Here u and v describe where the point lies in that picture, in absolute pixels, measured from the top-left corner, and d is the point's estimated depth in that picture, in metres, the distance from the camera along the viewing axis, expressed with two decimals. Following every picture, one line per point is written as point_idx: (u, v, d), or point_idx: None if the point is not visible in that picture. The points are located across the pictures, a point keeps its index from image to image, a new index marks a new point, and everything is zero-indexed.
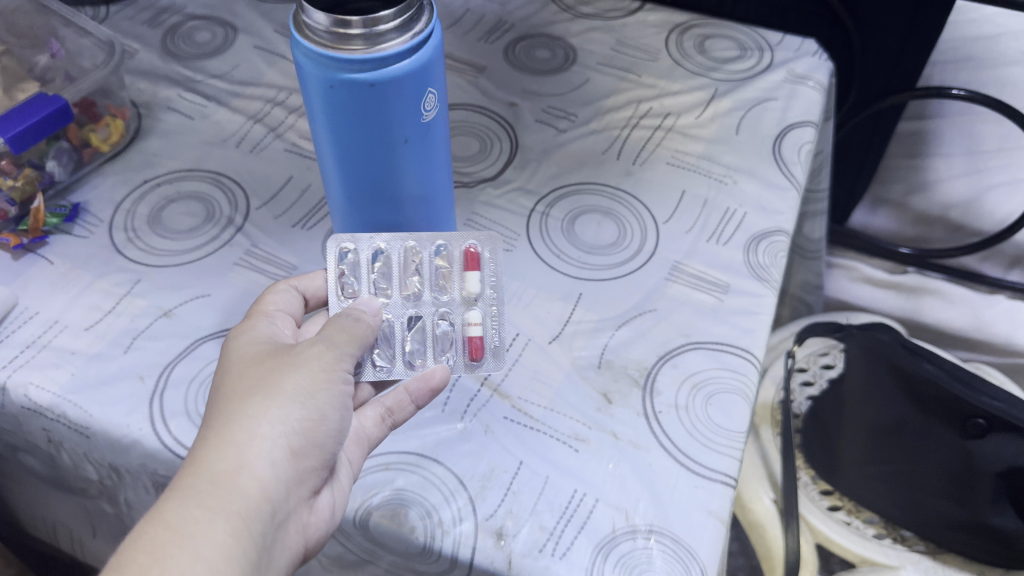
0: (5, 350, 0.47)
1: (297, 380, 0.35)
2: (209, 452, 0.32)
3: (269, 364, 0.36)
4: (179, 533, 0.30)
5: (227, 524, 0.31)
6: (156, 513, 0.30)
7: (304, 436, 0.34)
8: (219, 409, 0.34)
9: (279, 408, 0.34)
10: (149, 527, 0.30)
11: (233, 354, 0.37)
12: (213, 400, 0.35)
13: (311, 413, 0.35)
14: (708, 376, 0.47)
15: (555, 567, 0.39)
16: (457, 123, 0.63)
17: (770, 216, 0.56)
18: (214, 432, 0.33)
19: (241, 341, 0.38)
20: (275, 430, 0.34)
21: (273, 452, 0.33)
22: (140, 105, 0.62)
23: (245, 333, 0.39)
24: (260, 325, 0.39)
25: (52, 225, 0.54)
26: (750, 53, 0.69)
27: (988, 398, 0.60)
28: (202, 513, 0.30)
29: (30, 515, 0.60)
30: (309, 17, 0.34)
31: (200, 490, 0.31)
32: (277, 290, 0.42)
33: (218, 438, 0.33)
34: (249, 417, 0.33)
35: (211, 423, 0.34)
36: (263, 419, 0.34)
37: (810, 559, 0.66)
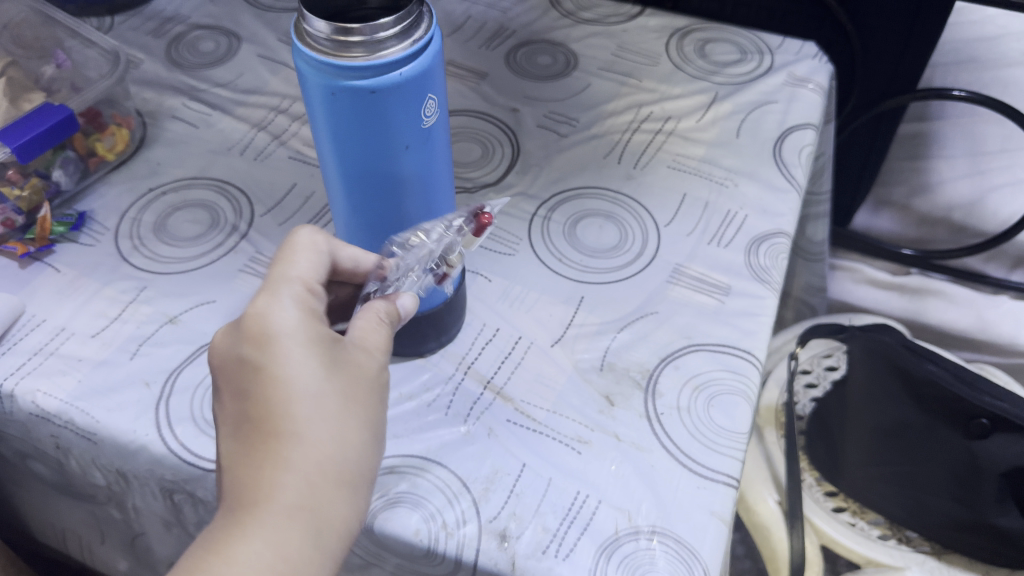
0: (14, 358, 0.47)
1: (373, 409, 0.37)
2: (308, 481, 0.33)
3: (351, 382, 0.36)
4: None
5: (333, 554, 0.33)
6: (278, 537, 0.31)
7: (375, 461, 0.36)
8: (307, 425, 0.34)
9: (362, 438, 0.36)
10: (275, 551, 0.31)
11: (293, 337, 0.36)
12: (288, 401, 0.34)
13: (379, 441, 0.37)
14: (710, 377, 0.47)
15: (558, 568, 0.39)
16: (459, 129, 0.63)
17: (771, 219, 0.56)
18: (308, 454, 0.34)
19: (293, 320, 0.36)
20: (362, 462, 0.35)
21: (358, 483, 0.35)
22: (145, 115, 0.63)
23: (301, 313, 0.37)
24: (305, 301, 0.38)
25: (59, 233, 0.54)
26: (750, 57, 0.69)
27: (992, 398, 0.59)
28: (320, 556, 0.32)
29: (40, 522, 0.60)
30: (311, 25, 0.35)
31: (313, 529, 0.32)
32: (311, 254, 0.39)
33: (322, 468, 0.34)
34: (341, 444, 0.35)
35: (296, 437, 0.34)
36: (352, 448, 0.35)
37: (815, 560, 0.66)
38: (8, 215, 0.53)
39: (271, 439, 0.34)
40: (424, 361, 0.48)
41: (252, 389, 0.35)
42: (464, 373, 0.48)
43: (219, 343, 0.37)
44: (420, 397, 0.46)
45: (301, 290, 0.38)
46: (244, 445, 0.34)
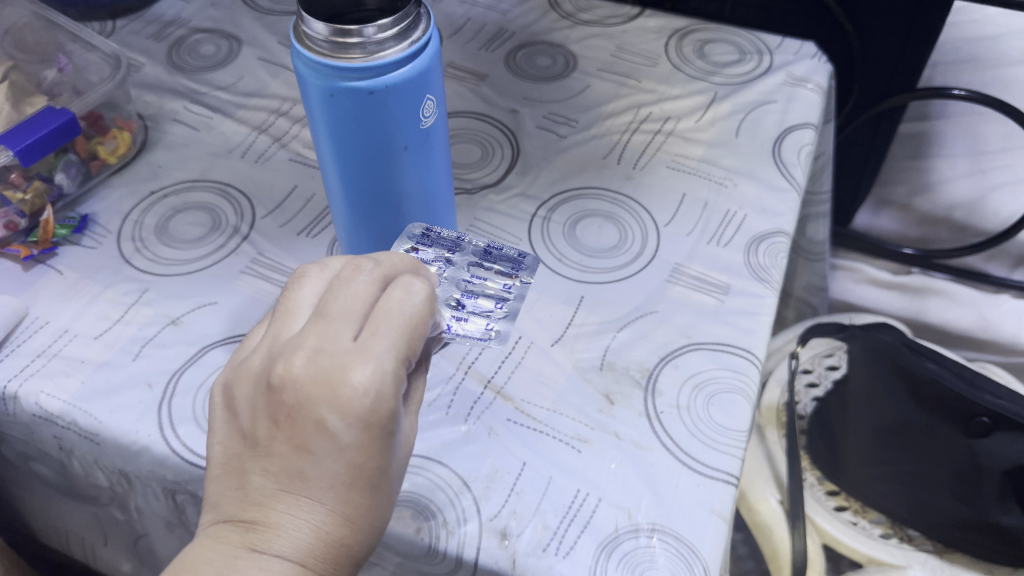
0: (17, 360, 0.48)
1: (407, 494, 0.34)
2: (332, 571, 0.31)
3: (402, 470, 0.34)
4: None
5: None
6: None
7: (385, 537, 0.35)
8: (358, 515, 0.31)
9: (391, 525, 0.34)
10: None
11: (391, 417, 0.31)
12: (353, 483, 0.31)
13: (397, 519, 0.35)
14: (709, 376, 0.47)
15: (558, 566, 0.39)
16: (459, 130, 0.63)
17: (770, 218, 0.56)
18: (346, 545, 0.31)
19: (394, 395, 0.31)
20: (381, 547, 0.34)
21: (365, 568, 0.33)
22: (146, 118, 0.63)
23: (394, 386, 0.31)
24: (398, 365, 0.32)
25: (62, 236, 0.54)
26: (749, 57, 0.69)
27: (992, 396, 0.60)
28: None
29: (43, 524, 0.61)
30: (309, 27, 0.35)
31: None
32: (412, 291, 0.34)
33: (348, 557, 0.31)
34: (375, 535, 0.32)
35: (340, 523, 0.31)
36: (377, 535, 0.33)
37: (818, 560, 0.66)
38: (12, 218, 0.53)
39: (316, 514, 0.30)
40: None
41: (320, 449, 0.30)
42: (464, 373, 0.48)
43: (292, 364, 0.31)
44: (420, 397, 0.46)
45: (393, 346, 0.32)
46: (283, 496, 0.30)
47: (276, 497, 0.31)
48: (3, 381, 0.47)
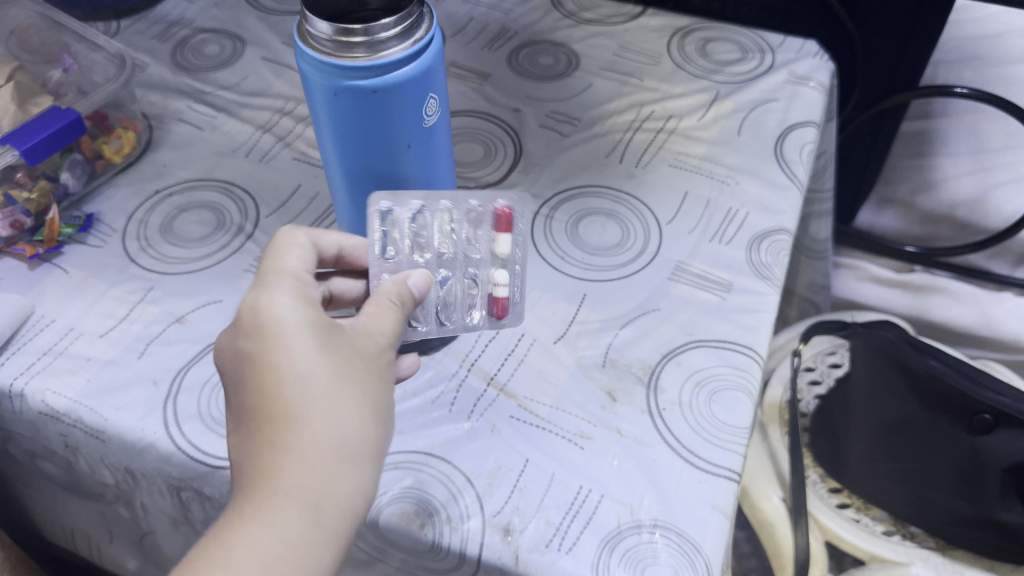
0: (23, 358, 0.48)
1: (378, 393, 0.36)
2: (311, 460, 0.32)
3: (356, 363, 0.35)
4: (300, 561, 0.31)
5: (332, 539, 0.32)
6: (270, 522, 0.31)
7: (383, 448, 0.36)
8: (308, 405, 0.33)
9: (370, 420, 0.35)
10: (263, 535, 0.30)
11: (298, 324, 0.36)
12: (285, 381, 0.34)
13: (387, 427, 0.36)
14: (711, 373, 0.47)
15: (561, 561, 0.39)
16: (461, 129, 0.64)
17: (772, 216, 0.57)
18: (308, 433, 0.33)
19: (290, 308, 0.36)
20: (369, 443, 0.35)
21: (375, 470, 0.35)
22: (151, 118, 0.63)
23: (289, 304, 0.36)
24: (293, 292, 0.37)
25: (67, 235, 0.55)
26: (751, 56, 0.69)
27: (993, 393, 0.60)
28: (319, 537, 0.32)
29: (50, 522, 0.61)
30: (313, 26, 0.35)
31: (313, 509, 0.32)
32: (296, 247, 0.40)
33: (316, 443, 0.33)
34: (344, 424, 0.34)
35: (295, 418, 0.33)
36: (364, 427, 0.34)
37: (820, 557, 0.67)
38: (18, 217, 0.53)
39: (271, 422, 0.33)
40: (427, 359, 0.49)
41: (250, 375, 0.35)
42: (467, 371, 0.48)
43: (219, 340, 0.37)
44: (423, 394, 0.47)
45: (286, 283, 0.37)
46: (246, 429, 0.34)
47: (242, 435, 0.34)
48: (10, 379, 0.47)
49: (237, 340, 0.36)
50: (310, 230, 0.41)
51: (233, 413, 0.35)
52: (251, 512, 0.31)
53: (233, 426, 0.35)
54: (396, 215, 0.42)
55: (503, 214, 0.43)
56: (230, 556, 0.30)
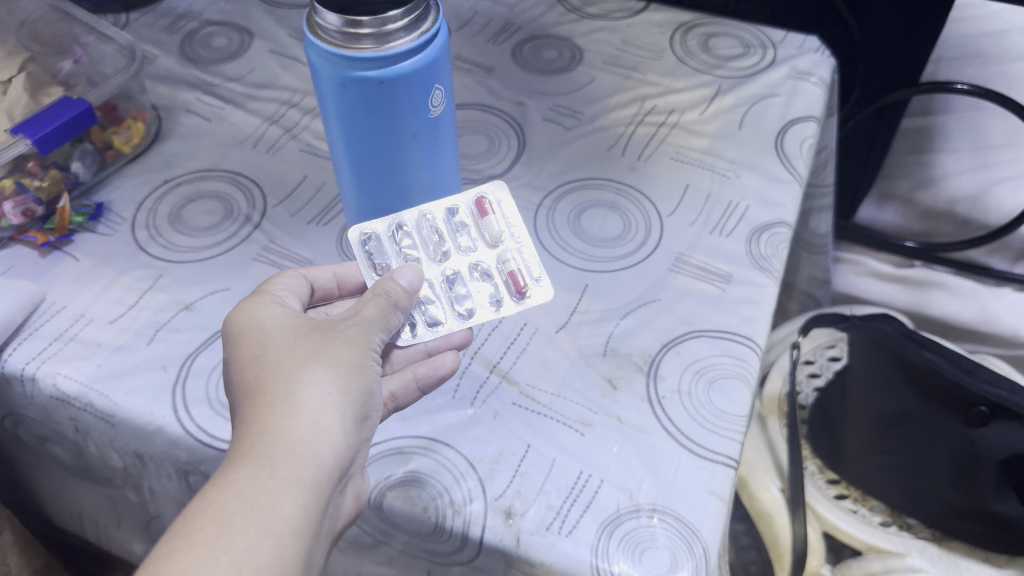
0: (35, 343, 0.49)
1: (341, 352, 0.37)
2: (267, 424, 0.34)
3: (314, 335, 0.38)
4: (254, 509, 0.32)
5: (298, 494, 0.33)
6: (228, 483, 0.32)
7: (354, 402, 0.37)
8: (266, 377, 0.36)
9: (328, 376, 0.36)
10: (220, 496, 0.32)
11: (262, 320, 0.39)
12: (250, 366, 0.37)
13: (358, 382, 0.37)
14: (710, 362, 0.48)
15: (561, 544, 0.40)
16: (465, 122, 0.64)
17: (772, 209, 0.57)
18: (264, 402, 0.35)
19: (260, 309, 0.40)
20: (331, 398, 0.36)
21: (343, 429, 0.36)
22: (160, 109, 0.64)
23: (260, 306, 0.40)
24: (270, 299, 0.40)
25: (78, 223, 0.56)
26: (753, 51, 0.70)
27: (989, 385, 0.61)
28: (276, 485, 0.33)
29: (58, 507, 0.62)
30: (322, 17, 0.36)
31: (266, 461, 0.33)
32: (285, 275, 0.43)
33: (270, 408, 0.35)
34: (299, 383, 0.36)
35: (256, 392, 0.36)
36: (321, 389, 0.36)
37: (818, 548, 0.68)
38: (29, 206, 0.54)
39: (242, 405, 0.36)
40: None
41: (231, 377, 0.38)
42: (470, 359, 0.49)
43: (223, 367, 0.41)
44: None
45: (266, 295, 0.41)
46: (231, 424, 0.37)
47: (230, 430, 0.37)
48: (22, 363, 0.48)
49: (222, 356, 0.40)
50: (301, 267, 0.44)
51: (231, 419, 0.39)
52: (214, 478, 0.33)
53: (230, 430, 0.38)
54: (378, 239, 0.45)
55: (483, 202, 0.46)
56: (189, 511, 0.32)
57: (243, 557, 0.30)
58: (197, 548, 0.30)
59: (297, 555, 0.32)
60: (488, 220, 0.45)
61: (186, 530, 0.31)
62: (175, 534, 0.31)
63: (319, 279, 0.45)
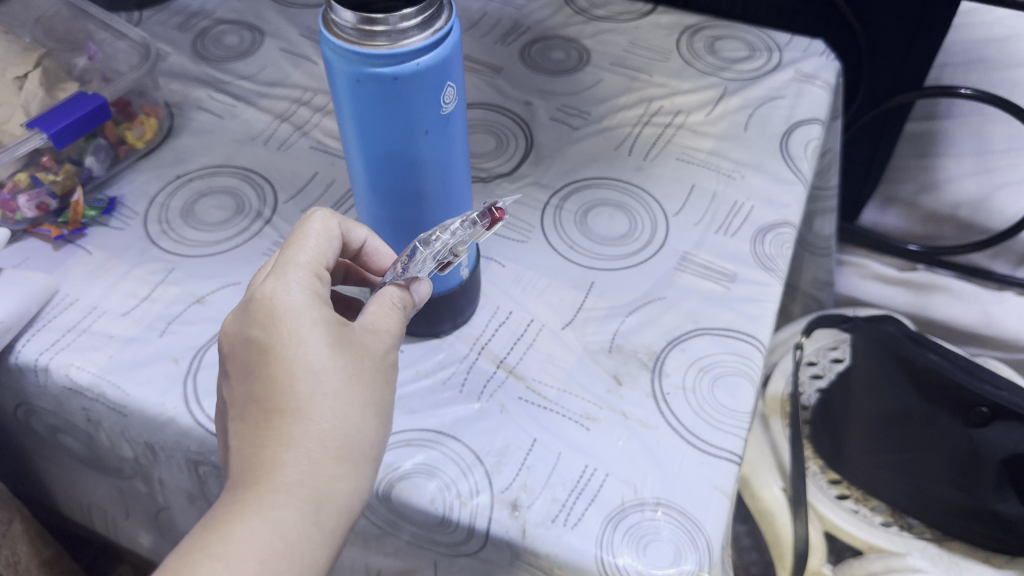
0: (47, 335, 0.50)
1: (383, 398, 0.38)
2: (315, 461, 0.35)
3: (366, 366, 0.37)
4: (299, 559, 0.33)
5: (329, 545, 0.34)
6: (276, 519, 0.33)
7: (380, 449, 0.38)
8: (317, 404, 0.35)
9: (371, 424, 0.37)
10: (267, 531, 0.32)
11: (313, 321, 0.37)
12: (296, 374, 0.36)
13: (385, 430, 0.38)
14: (715, 360, 0.49)
15: (567, 536, 0.41)
16: (473, 121, 0.65)
17: (776, 210, 0.58)
18: (315, 434, 0.35)
19: (304, 302, 0.38)
20: (368, 448, 0.37)
21: (368, 477, 0.37)
22: (172, 105, 0.65)
23: (305, 300, 0.38)
24: (308, 287, 0.38)
25: (91, 217, 0.56)
26: (759, 54, 0.71)
27: (991, 386, 0.62)
28: (318, 534, 0.34)
29: (67, 498, 0.63)
30: (338, 15, 0.37)
31: (314, 507, 0.34)
32: (322, 228, 0.41)
33: (320, 446, 0.35)
34: (351, 429, 0.36)
35: (304, 414, 0.35)
36: (364, 436, 0.37)
37: (819, 547, 0.68)
38: (43, 199, 0.55)
39: (280, 414, 0.35)
40: (438, 341, 0.50)
41: (264, 367, 0.36)
42: (477, 354, 0.49)
43: (228, 325, 0.39)
44: (435, 374, 0.48)
45: (300, 275, 0.39)
46: (252, 418, 0.36)
47: (247, 423, 0.36)
48: (35, 354, 0.49)
49: (250, 330, 0.37)
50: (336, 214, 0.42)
51: (237, 399, 0.37)
52: (253, 500, 0.33)
53: (238, 413, 0.37)
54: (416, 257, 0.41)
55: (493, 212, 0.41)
56: (232, 537, 0.32)
57: None
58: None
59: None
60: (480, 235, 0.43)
61: (230, 560, 0.31)
62: (216, 560, 0.31)
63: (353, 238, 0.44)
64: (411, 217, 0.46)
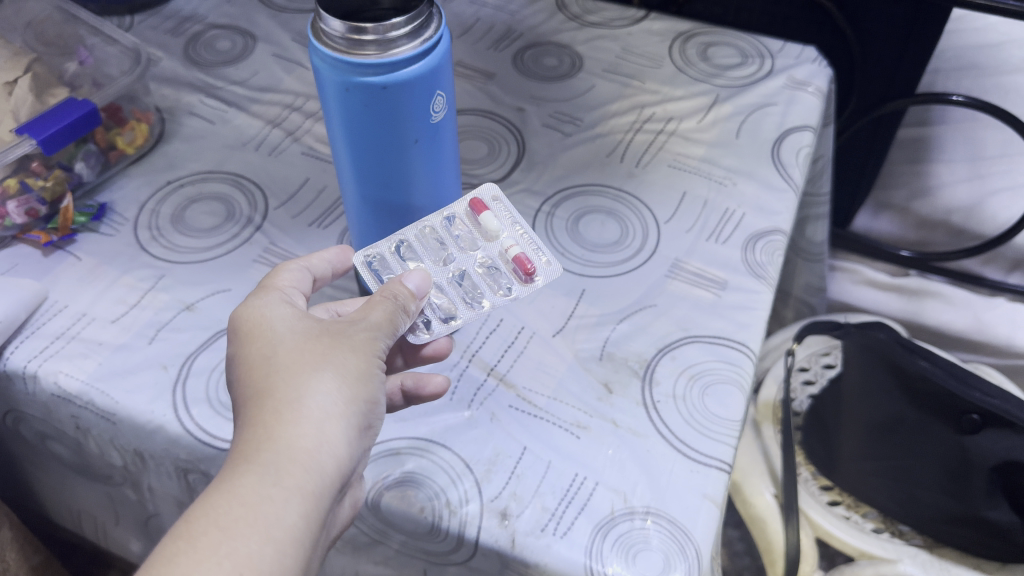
0: (37, 341, 0.49)
1: (351, 361, 0.37)
2: (273, 429, 0.34)
3: (323, 340, 0.37)
4: (259, 517, 0.32)
5: (300, 505, 0.33)
6: (233, 489, 0.32)
7: (359, 413, 0.37)
8: (273, 380, 0.36)
9: (338, 385, 0.36)
10: (225, 501, 0.32)
11: (273, 319, 0.39)
12: (257, 367, 0.37)
13: (365, 393, 0.37)
14: (705, 368, 0.49)
15: (556, 545, 0.41)
16: (465, 128, 0.65)
17: (767, 217, 0.58)
18: (271, 405, 0.35)
19: (269, 307, 0.39)
20: (338, 407, 0.36)
21: (347, 442, 0.36)
22: (163, 111, 0.65)
23: (269, 305, 0.39)
24: (277, 297, 0.40)
25: (81, 224, 0.56)
26: (751, 60, 0.71)
27: (982, 394, 0.63)
28: (281, 494, 0.33)
29: (57, 504, 0.62)
30: (326, 24, 0.36)
31: (272, 468, 0.33)
32: (288, 269, 0.42)
33: (276, 415, 0.35)
34: (311, 391, 0.35)
35: (263, 395, 0.36)
36: (327, 397, 0.36)
37: (809, 553, 0.68)
38: (33, 205, 0.55)
39: (247, 405, 0.36)
40: None
41: (236, 371, 0.38)
42: (467, 361, 0.49)
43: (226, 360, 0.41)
44: None
45: (273, 292, 0.40)
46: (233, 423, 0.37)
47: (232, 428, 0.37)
48: (24, 361, 0.48)
49: (228, 350, 0.39)
50: (304, 259, 0.44)
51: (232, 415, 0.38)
52: (217, 481, 0.33)
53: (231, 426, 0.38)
54: (381, 256, 0.45)
55: (478, 202, 0.46)
56: (192, 513, 0.32)
57: (245, 562, 0.31)
58: (200, 551, 0.30)
59: (298, 565, 0.32)
60: (485, 216, 0.46)
61: (190, 533, 0.31)
62: (178, 537, 0.31)
63: (319, 269, 0.45)
64: (398, 223, 0.47)
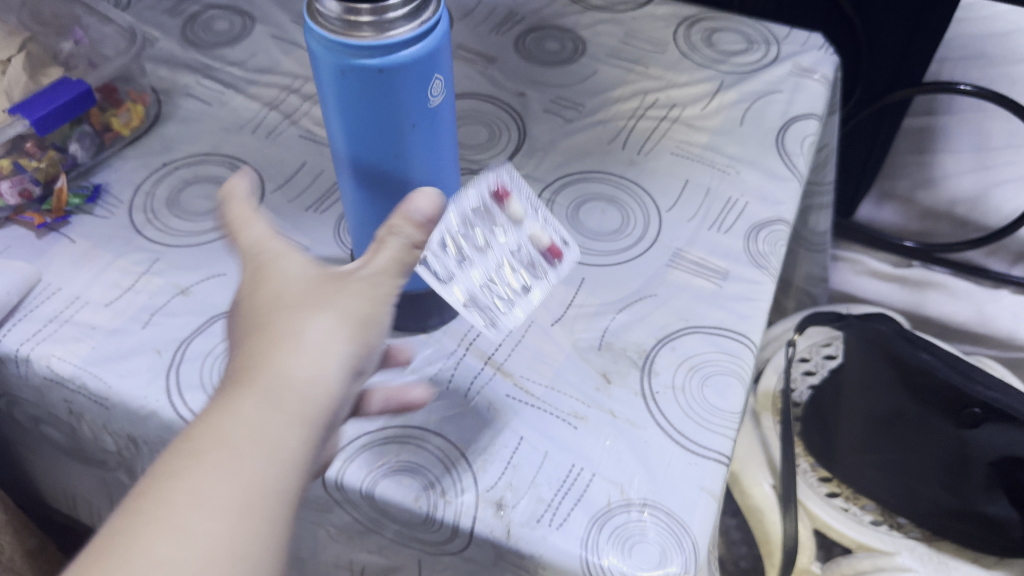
0: (30, 324, 0.49)
1: (353, 301, 0.36)
2: (274, 357, 0.33)
3: (328, 279, 0.36)
4: (254, 438, 0.31)
5: (297, 433, 0.32)
6: (229, 412, 0.31)
7: (361, 354, 0.36)
8: (274, 316, 0.35)
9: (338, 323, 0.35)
10: (220, 423, 0.31)
11: (282, 261, 0.38)
12: (262, 303, 0.36)
13: (367, 335, 0.36)
14: (705, 359, 0.48)
15: (551, 537, 0.40)
16: (465, 112, 0.64)
17: (770, 206, 0.57)
18: (270, 336, 0.34)
19: (274, 250, 0.38)
20: (339, 345, 0.35)
21: (348, 378, 0.35)
22: (160, 92, 0.64)
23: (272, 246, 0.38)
24: (279, 242, 0.39)
25: (75, 205, 0.56)
26: (756, 47, 0.70)
27: (983, 387, 0.60)
28: (277, 420, 0.32)
29: (52, 487, 0.62)
30: (322, 5, 0.35)
31: (270, 395, 0.32)
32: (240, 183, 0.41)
33: (275, 342, 0.34)
34: (312, 325, 0.34)
35: (265, 328, 0.35)
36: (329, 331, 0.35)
37: (808, 545, 0.70)
38: (26, 186, 0.54)
39: (250, 337, 0.35)
40: (426, 337, 0.49)
41: (241, 311, 0.37)
42: (465, 350, 0.49)
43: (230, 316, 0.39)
44: (422, 370, 0.48)
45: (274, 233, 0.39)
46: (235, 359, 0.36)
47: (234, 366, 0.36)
48: (16, 345, 0.48)
49: (234, 295, 0.38)
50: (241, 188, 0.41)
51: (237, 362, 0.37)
52: (213, 405, 0.32)
53: None
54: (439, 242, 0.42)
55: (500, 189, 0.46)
56: (186, 434, 0.31)
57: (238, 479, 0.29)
58: (191, 468, 0.29)
59: (299, 490, 0.31)
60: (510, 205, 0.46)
61: (184, 451, 0.30)
62: (170, 455, 0.30)
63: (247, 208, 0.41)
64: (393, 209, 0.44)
